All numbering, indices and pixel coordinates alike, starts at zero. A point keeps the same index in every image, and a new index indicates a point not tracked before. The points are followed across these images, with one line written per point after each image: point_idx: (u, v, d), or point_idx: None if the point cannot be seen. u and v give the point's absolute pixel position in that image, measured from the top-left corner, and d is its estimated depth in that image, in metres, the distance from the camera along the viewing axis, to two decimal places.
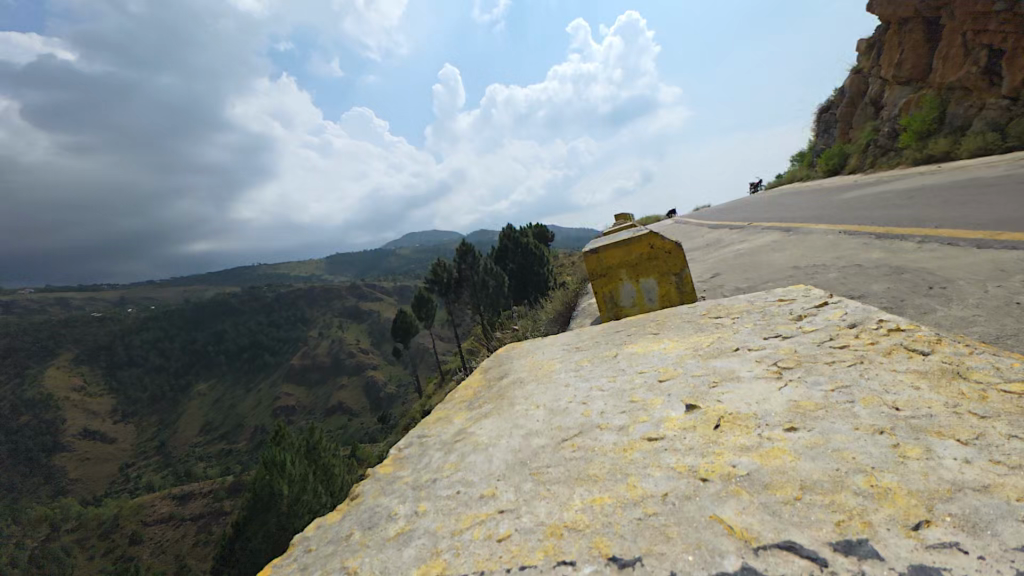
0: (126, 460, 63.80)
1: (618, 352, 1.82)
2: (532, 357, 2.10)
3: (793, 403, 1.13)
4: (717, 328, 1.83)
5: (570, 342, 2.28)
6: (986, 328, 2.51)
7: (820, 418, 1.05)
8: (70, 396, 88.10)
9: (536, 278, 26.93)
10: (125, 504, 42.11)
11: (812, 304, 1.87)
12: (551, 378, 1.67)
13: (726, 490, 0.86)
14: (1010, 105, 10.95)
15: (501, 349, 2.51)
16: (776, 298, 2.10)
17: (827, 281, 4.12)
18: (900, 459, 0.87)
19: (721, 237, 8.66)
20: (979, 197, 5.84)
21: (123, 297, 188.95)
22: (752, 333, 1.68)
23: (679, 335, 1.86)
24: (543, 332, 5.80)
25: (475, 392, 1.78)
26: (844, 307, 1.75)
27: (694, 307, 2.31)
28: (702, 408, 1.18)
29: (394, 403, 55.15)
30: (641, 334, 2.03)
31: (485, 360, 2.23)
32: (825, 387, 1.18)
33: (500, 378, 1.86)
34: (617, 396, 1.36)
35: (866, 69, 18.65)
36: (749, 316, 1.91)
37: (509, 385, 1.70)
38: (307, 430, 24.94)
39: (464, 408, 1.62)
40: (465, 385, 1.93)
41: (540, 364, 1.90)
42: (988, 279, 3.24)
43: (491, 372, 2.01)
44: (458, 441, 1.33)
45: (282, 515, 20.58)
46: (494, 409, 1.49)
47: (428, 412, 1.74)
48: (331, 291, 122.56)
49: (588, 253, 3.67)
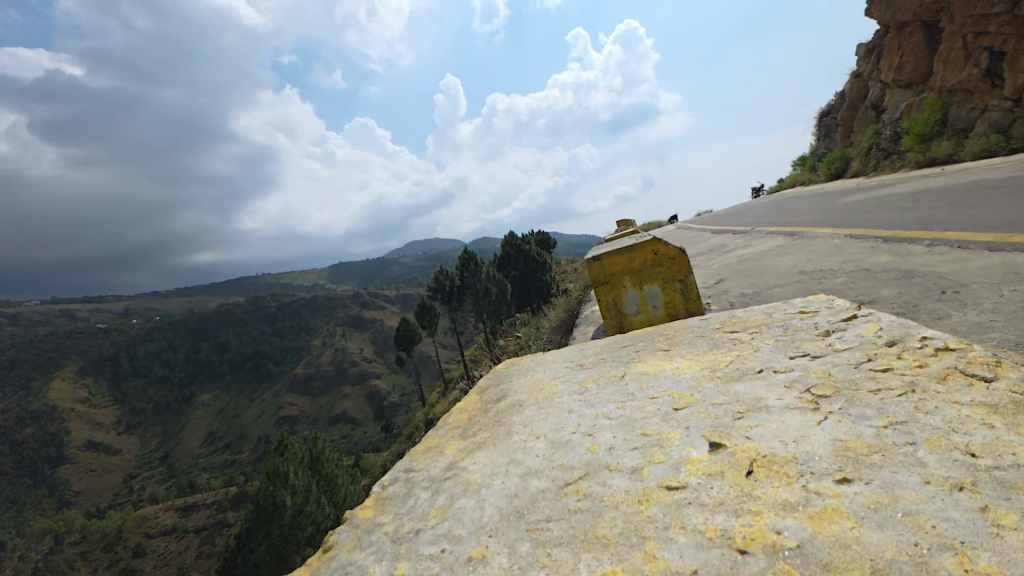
0: (130, 472, 63.41)
1: (626, 371, 1.73)
2: (533, 375, 2.00)
3: (838, 443, 1.02)
4: (732, 345, 1.74)
5: (572, 356, 2.20)
6: (1006, 335, 2.40)
7: (879, 466, 0.93)
8: (74, 407, 88.13)
9: (539, 284, 27.72)
10: (128, 516, 41.78)
11: (838, 317, 1.78)
12: (552, 402, 1.56)
13: (773, 570, 0.73)
14: (1012, 107, 10.86)
15: (501, 362, 2.42)
16: (796, 310, 2.02)
17: (834, 286, 4.02)
18: (995, 531, 0.74)
19: (723, 242, 8.58)
20: (986, 198, 5.74)
21: (127, 308, 189.15)
22: (774, 352, 1.59)
23: (691, 352, 1.77)
24: (548, 339, 5.74)
25: (472, 415, 1.69)
26: (876, 321, 1.66)
27: (706, 320, 2.22)
28: (730, 448, 1.08)
29: (397, 411, 54.85)
30: (649, 351, 1.94)
31: (482, 380, 2.14)
32: (877, 424, 1.07)
33: (496, 401, 1.76)
34: (627, 428, 1.26)
35: (866, 73, 18.61)
36: (769, 332, 1.81)
37: (509, 408, 1.62)
38: (311, 440, 24.82)
39: (459, 436, 1.53)
40: (463, 404, 1.86)
41: (541, 384, 1.82)
42: (1003, 282, 3.12)
43: (488, 393, 1.92)
44: (453, 479, 1.25)
45: (285, 527, 20.48)
46: (490, 439, 1.39)
47: (419, 441, 1.64)
48: (334, 299, 122.70)
49: (589, 261, 3.57)
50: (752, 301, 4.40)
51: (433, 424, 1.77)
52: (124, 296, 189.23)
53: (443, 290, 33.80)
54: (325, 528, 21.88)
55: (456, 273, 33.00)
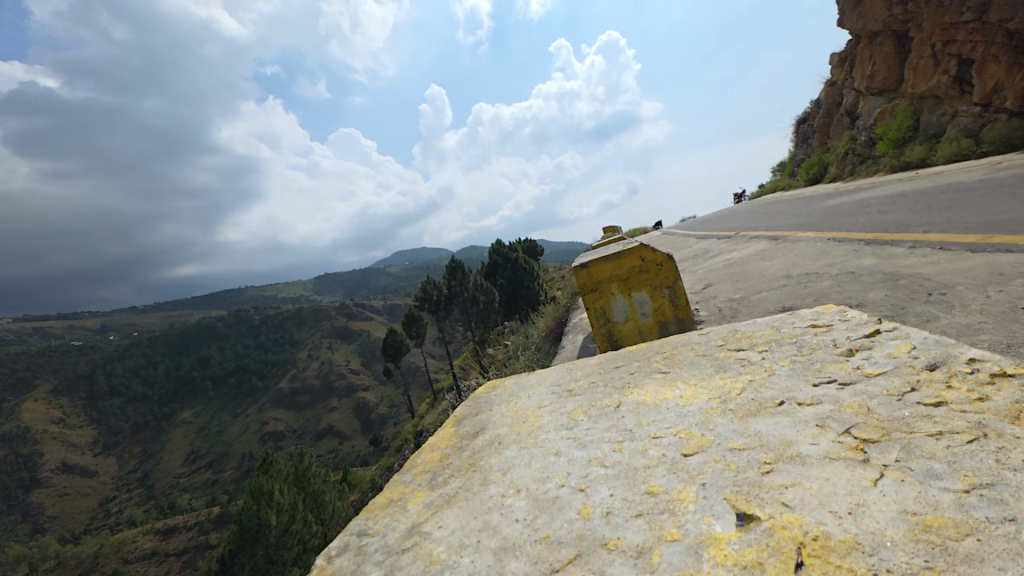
0: (108, 494, 61.14)
1: (621, 401, 1.60)
2: (515, 404, 1.87)
3: (914, 517, 0.80)
4: (744, 369, 1.62)
5: (563, 378, 2.07)
6: (997, 337, 2.36)
7: (976, 561, 0.69)
8: (48, 428, 85.12)
9: (527, 293, 27.75)
10: (106, 540, 40.20)
11: (862, 333, 1.68)
12: (539, 441, 1.42)
13: None
14: (981, 112, 11.24)
15: (486, 385, 2.30)
16: (808, 323, 1.94)
17: (820, 289, 3.99)
18: None
19: (708, 247, 8.63)
20: (964, 200, 5.84)
21: (104, 324, 188.92)
22: (792, 378, 1.45)
23: (695, 377, 1.66)
24: (540, 348, 5.56)
25: (446, 456, 1.54)
26: (904, 339, 1.57)
27: (706, 335, 2.15)
28: (766, 522, 0.84)
29: (386, 424, 54.10)
30: (647, 374, 1.82)
31: (461, 408, 2.01)
32: (955, 487, 0.85)
33: (476, 437, 1.62)
34: (628, 482, 1.08)
35: (840, 82, 19.08)
36: (782, 350, 1.72)
37: (493, 448, 1.47)
38: (296, 457, 24.11)
39: (430, 488, 1.35)
40: (443, 438, 1.74)
41: (524, 414, 1.69)
42: (986, 284, 3.11)
43: (466, 425, 1.79)
44: (413, 552, 1.05)
45: (270, 547, 19.85)
46: (464, 492, 1.24)
47: (382, 490, 1.47)
48: (320, 312, 121.75)
49: (577, 268, 3.47)
50: (740, 305, 4.35)
51: (401, 466, 1.62)
52: (102, 312, 188.85)
53: (430, 300, 33.59)
54: (313, 546, 21.40)
55: (443, 283, 32.57)
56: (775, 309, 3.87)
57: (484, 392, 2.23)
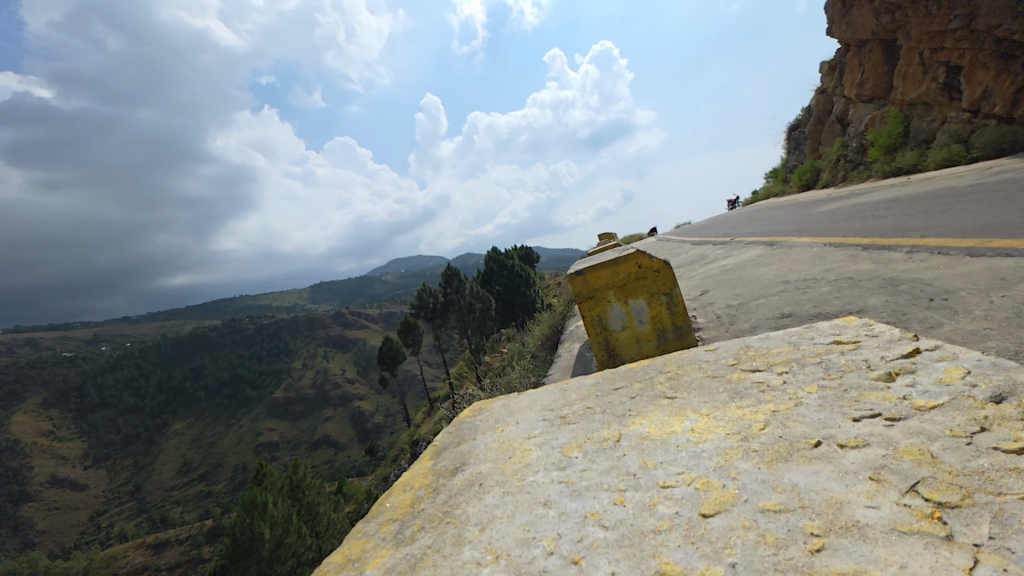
0: (99, 508, 60.06)
1: (622, 434, 1.49)
2: (501, 433, 1.76)
3: None
4: (765, 397, 1.51)
5: (555, 403, 1.96)
6: (1004, 343, 2.28)
7: None
8: (37, 440, 83.89)
9: (524, 300, 28.11)
10: (96, 556, 39.34)
11: (895, 356, 1.60)
12: (526, 485, 1.31)
13: None
14: (971, 118, 11.35)
15: (473, 407, 2.20)
16: (829, 340, 1.89)
17: (819, 295, 3.92)
18: None
19: (704, 253, 8.58)
20: (958, 205, 5.78)
21: (95, 335, 189.01)
22: (826, 413, 1.33)
23: (707, 406, 1.55)
24: (535, 357, 5.43)
25: (419, 500, 1.43)
26: (951, 361, 1.48)
27: (715, 352, 2.07)
28: None
29: (381, 433, 53.57)
30: (651, 399, 1.72)
31: (441, 439, 1.90)
32: None
33: (456, 474, 1.52)
34: (637, 557, 0.94)
35: (830, 89, 19.30)
36: (806, 372, 1.64)
37: (473, 492, 1.36)
38: (290, 468, 23.65)
39: (396, 543, 1.23)
40: (419, 475, 1.64)
41: (514, 447, 1.59)
42: (990, 289, 3.03)
43: (445, 460, 1.66)
44: None
45: (264, 561, 19.39)
46: (436, 554, 1.11)
47: (343, 544, 1.34)
48: (315, 321, 121.60)
49: (572, 275, 3.34)
50: (737, 312, 4.23)
51: (371, 512, 1.51)
52: (93, 322, 189.03)
53: (426, 307, 33.40)
54: (307, 560, 21.17)
55: (438, 290, 32.39)
56: (776, 315, 3.77)
57: (471, 415, 2.14)
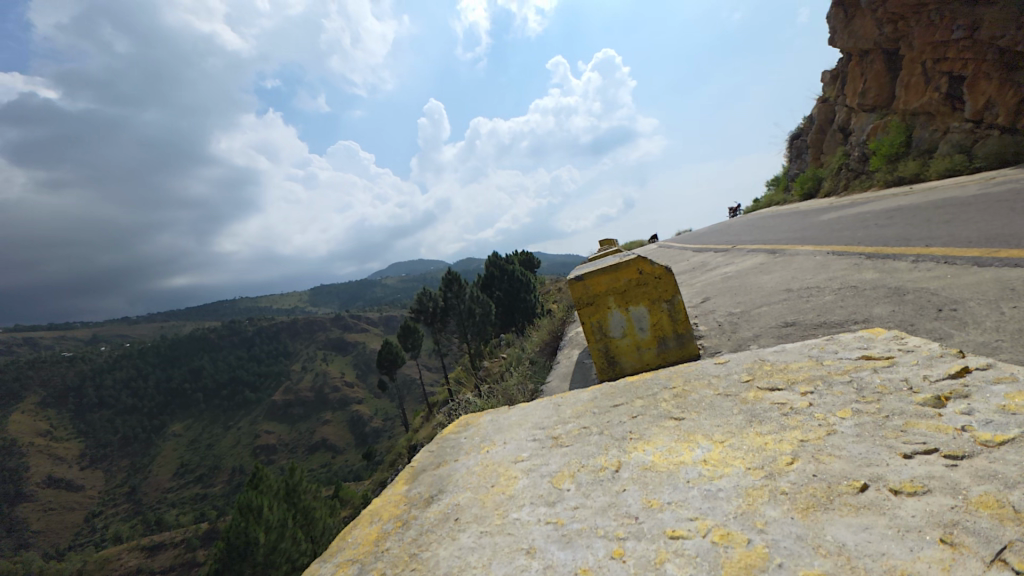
0: (94, 508, 59.70)
1: (623, 462, 1.39)
2: (491, 453, 1.67)
3: None
4: (788, 423, 1.41)
5: (548, 420, 1.86)
6: (1015, 356, 2.19)
7: None
8: (36, 440, 83.56)
9: (524, 304, 28.29)
10: (90, 558, 38.96)
11: (937, 377, 1.50)
12: (509, 524, 1.21)
13: None
14: (974, 128, 11.27)
15: (460, 422, 2.12)
16: (856, 356, 1.80)
17: (822, 304, 3.83)
18: None
19: (706, 260, 8.54)
20: (962, 215, 5.70)
21: (95, 335, 188.74)
22: (866, 446, 1.23)
23: (720, 432, 1.45)
24: (534, 363, 5.33)
25: (388, 534, 1.34)
26: (1006, 383, 1.38)
27: (721, 366, 2.00)
28: None
29: (379, 437, 53.20)
30: (657, 418, 1.64)
31: (418, 461, 1.81)
32: None
33: (433, 502, 1.44)
34: None
35: (832, 98, 19.31)
36: (831, 393, 1.55)
37: (448, 530, 1.26)
38: (286, 472, 23.44)
39: None
40: (391, 505, 1.54)
41: (503, 470, 1.51)
42: (1001, 300, 2.93)
43: (424, 487, 1.56)
44: None
45: (258, 566, 19.18)
46: None
47: None
48: (316, 323, 121.62)
49: (572, 281, 3.26)
50: (740, 321, 4.12)
51: (336, 545, 1.43)
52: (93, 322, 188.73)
53: (427, 312, 33.42)
54: (301, 565, 20.94)
55: (438, 294, 32.39)
56: (779, 324, 3.68)
57: (455, 430, 2.05)
